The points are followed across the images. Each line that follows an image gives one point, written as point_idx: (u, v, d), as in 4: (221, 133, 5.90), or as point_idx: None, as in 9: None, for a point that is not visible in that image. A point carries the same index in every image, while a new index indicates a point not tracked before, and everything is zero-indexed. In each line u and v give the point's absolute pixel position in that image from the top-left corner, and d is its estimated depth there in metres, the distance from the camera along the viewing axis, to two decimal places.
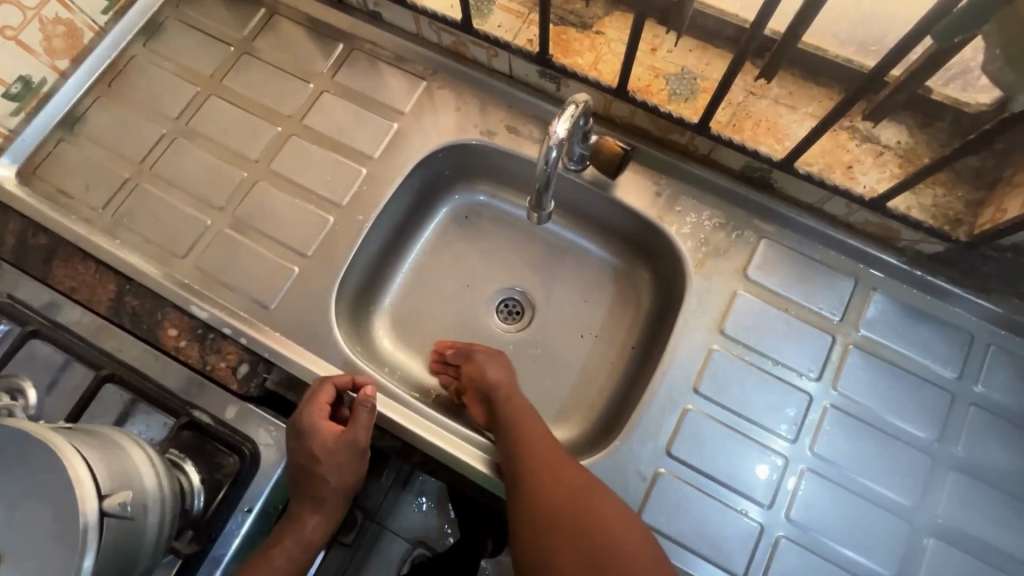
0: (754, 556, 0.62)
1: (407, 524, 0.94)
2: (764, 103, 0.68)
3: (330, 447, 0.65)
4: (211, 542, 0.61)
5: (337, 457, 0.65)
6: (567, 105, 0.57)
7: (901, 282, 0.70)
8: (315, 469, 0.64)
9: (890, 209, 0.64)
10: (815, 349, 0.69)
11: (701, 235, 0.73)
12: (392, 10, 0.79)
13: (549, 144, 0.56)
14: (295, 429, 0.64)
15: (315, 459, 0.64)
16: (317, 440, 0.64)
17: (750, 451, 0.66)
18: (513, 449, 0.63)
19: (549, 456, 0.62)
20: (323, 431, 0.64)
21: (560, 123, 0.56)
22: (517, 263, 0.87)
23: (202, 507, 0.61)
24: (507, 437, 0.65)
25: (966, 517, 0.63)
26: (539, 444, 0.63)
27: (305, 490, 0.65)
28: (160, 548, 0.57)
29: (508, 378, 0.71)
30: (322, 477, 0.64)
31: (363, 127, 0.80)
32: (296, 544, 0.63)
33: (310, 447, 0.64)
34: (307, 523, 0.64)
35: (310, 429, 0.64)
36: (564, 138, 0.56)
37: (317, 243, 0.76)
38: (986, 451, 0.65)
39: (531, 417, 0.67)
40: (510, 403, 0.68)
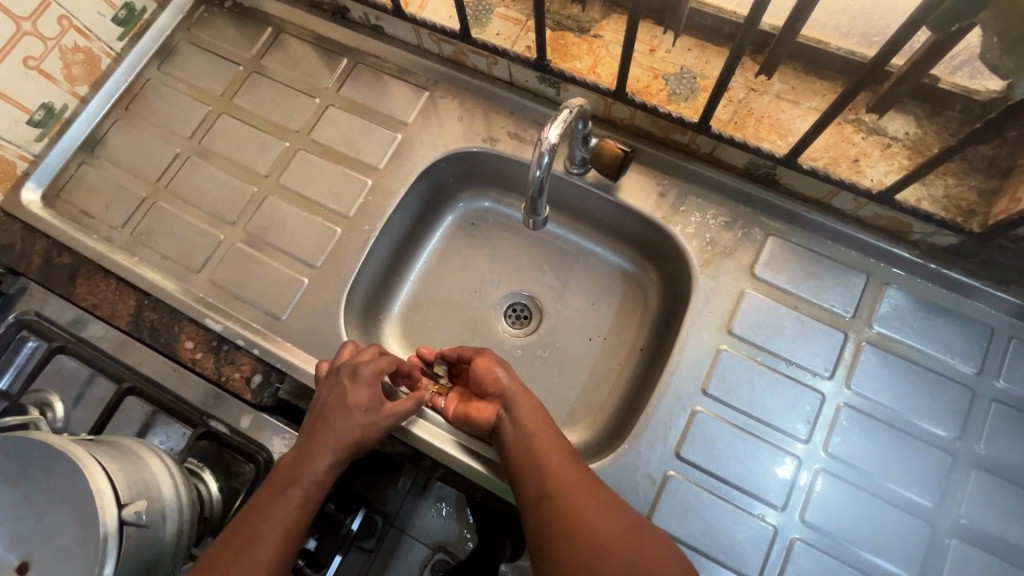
0: (768, 558, 0.61)
1: (427, 530, 0.96)
2: (766, 98, 0.67)
3: (371, 404, 0.65)
4: None
5: (370, 416, 0.65)
6: (561, 111, 0.57)
7: (915, 276, 0.68)
8: (351, 414, 0.63)
9: (899, 202, 0.62)
10: (827, 348, 0.67)
11: (706, 234, 0.72)
12: (393, 23, 0.80)
13: (541, 149, 0.56)
14: (354, 374, 0.66)
15: (353, 406, 0.64)
16: (363, 393, 0.65)
17: (762, 452, 0.65)
18: (536, 466, 0.61)
19: (564, 460, 0.61)
20: (371, 389, 0.66)
21: (551, 128, 0.56)
22: (524, 266, 0.87)
23: (219, 514, 0.65)
24: (527, 450, 0.62)
25: (989, 517, 0.61)
26: (562, 463, 0.60)
27: (328, 431, 0.63)
28: (181, 548, 0.59)
29: (520, 385, 0.69)
30: (351, 426, 0.63)
31: (367, 139, 0.81)
32: (311, 484, 0.60)
33: (355, 394, 0.65)
34: (320, 464, 0.61)
35: (363, 379, 0.66)
36: (556, 143, 0.56)
37: (325, 254, 0.78)
38: (1010, 448, 0.63)
39: (548, 430, 0.64)
40: (529, 412, 0.65)
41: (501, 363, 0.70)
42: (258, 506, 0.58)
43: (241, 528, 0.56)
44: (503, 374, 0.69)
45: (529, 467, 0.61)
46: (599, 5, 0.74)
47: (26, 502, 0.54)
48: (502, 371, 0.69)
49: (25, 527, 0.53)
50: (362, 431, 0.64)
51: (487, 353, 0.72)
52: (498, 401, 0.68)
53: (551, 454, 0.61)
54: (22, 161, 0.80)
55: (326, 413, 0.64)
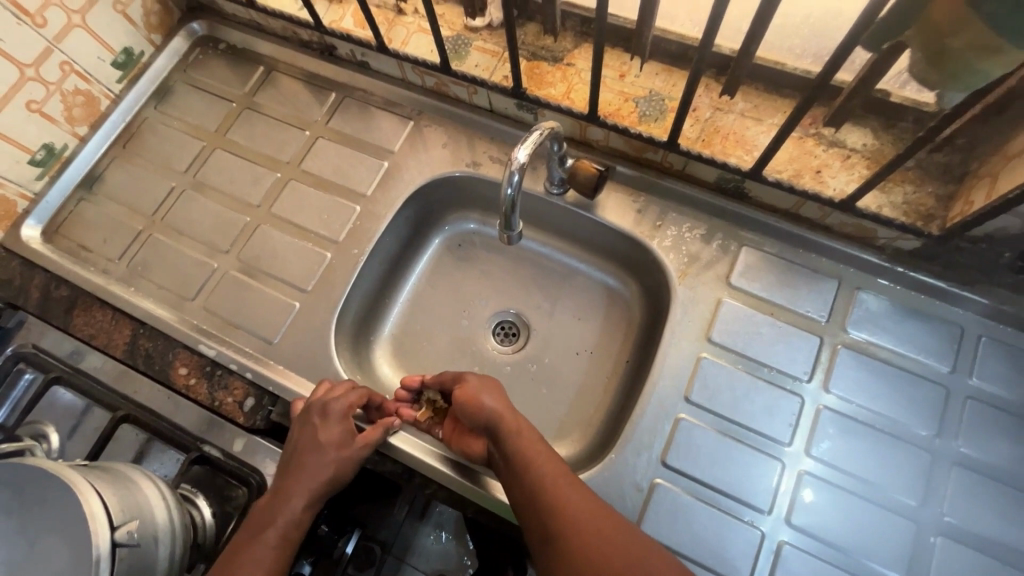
0: (757, 564, 0.62)
1: (427, 556, 0.94)
2: (731, 117, 0.71)
3: (344, 440, 0.67)
4: None
5: (343, 452, 0.67)
6: (531, 132, 0.61)
7: (884, 279, 0.71)
8: (323, 453, 0.65)
9: (860, 209, 0.65)
10: (804, 351, 0.69)
11: (682, 247, 0.75)
12: (378, 59, 0.85)
13: (511, 168, 0.59)
14: (324, 412, 0.67)
15: (327, 445, 0.66)
16: (335, 430, 0.67)
17: (747, 457, 0.66)
18: (538, 504, 0.60)
19: (569, 499, 0.59)
20: (343, 425, 0.68)
21: (521, 149, 0.59)
22: (511, 285, 0.90)
23: (213, 539, 0.67)
24: (525, 485, 0.62)
25: (972, 513, 0.62)
26: (559, 490, 0.60)
27: (301, 470, 0.64)
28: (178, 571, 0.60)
29: (507, 411, 0.68)
30: (324, 464, 0.65)
31: (356, 168, 0.85)
32: (287, 523, 0.61)
33: (327, 432, 0.66)
34: (295, 505, 0.62)
35: (334, 416, 0.67)
36: (525, 162, 0.59)
37: (316, 278, 0.79)
38: (986, 444, 0.64)
39: (549, 457, 0.63)
40: (520, 441, 0.65)
41: (495, 393, 0.69)
42: (238, 548, 0.60)
43: (224, 570, 0.58)
44: (488, 400, 0.68)
45: (531, 503, 0.61)
46: (571, 35, 0.78)
47: (20, 528, 0.55)
48: (480, 400, 0.68)
49: (18, 554, 0.54)
50: (335, 468, 0.66)
51: (471, 377, 0.72)
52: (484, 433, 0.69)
53: (556, 489, 0.60)
54: (22, 200, 0.83)
55: (300, 453, 0.66)
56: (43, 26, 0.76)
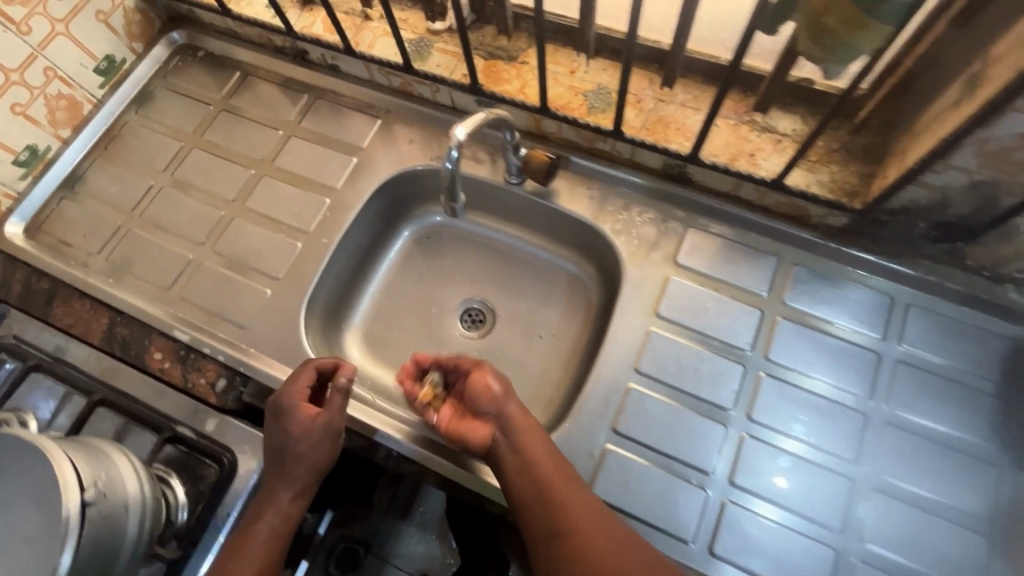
0: (702, 522, 0.65)
1: (410, 557, 0.98)
2: (672, 107, 0.76)
3: (308, 429, 0.68)
4: (194, 547, 0.67)
5: (310, 440, 0.68)
6: (472, 114, 0.64)
7: (819, 255, 0.75)
8: (292, 446, 0.67)
9: (789, 187, 0.70)
10: (746, 323, 0.73)
11: (632, 230, 0.79)
12: (347, 62, 0.90)
13: (450, 145, 0.63)
14: (278, 407, 0.69)
15: (292, 435, 0.67)
16: (294, 421, 0.68)
17: (693, 422, 0.69)
18: (544, 499, 0.61)
19: (572, 496, 0.61)
20: (302, 414, 0.68)
21: (459, 127, 0.62)
22: (477, 273, 0.94)
23: (186, 518, 0.68)
24: (531, 481, 0.63)
25: (903, 469, 0.66)
26: (564, 486, 0.62)
27: (282, 468, 0.67)
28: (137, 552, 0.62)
29: (519, 411, 0.69)
30: (299, 456, 0.67)
31: (326, 163, 0.89)
32: (276, 518, 0.66)
33: (288, 425, 0.67)
34: (282, 499, 0.67)
35: (290, 408, 0.69)
36: (464, 140, 0.63)
37: (287, 266, 0.83)
38: (915, 404, 0.68)
39: (551, 452, 0.65)
40: (528, 435, 0.66)
41: (509, 395, 0.70)
42: (231, 546, 0.64)
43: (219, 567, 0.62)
44: (502, 400, 0.69)
45: (536, 499, 0.62)
46: (524, 36, 0.83)
47: None
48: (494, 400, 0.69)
49: None
50: (309, 458, 0.68)
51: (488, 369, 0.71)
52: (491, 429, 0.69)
53: (560, 486, 0.62)
54: (6, 199, 0.87)
55: (274, 451, 0.67)
56: (27, 33, 0.80)
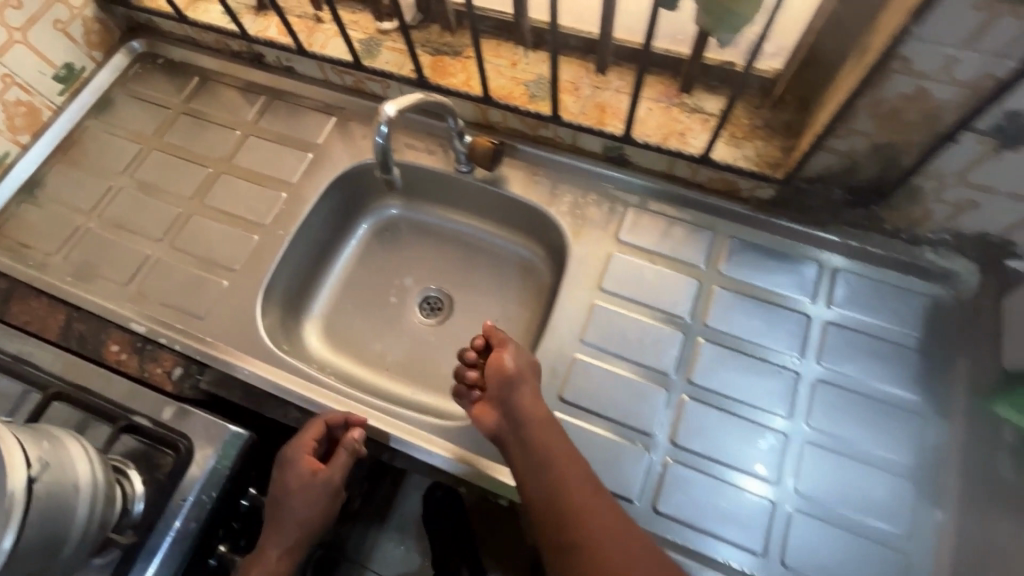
0: (644, 480, 0.67)
1: (387, 562, 1.02)
2: (608, 93, 0.81)
3: (307, 482, 0.68)
4: (149, 533, 0.67)
5: (308, 494, 0.68)
6: (405, 94, 0.69)
7: (752, 227, 0.79)
8: (289, 500, 0.68)
9: (716, 162, 0.75)
10: (685, 293, 0.77)
11: (577, 211, 0.83)
12: (303, 63, 0.94)
13: (379, 120, 0.68)
14: (284, 456, 0.70)
15: (291, 488, 0.68)
16: (293, 477, 0.68)
17: (637, 388, 0.72)
18: (557, 506, 0.62)
19: (582, 503, 0.62)
20: (304, 467, 0.68)
21: (388, 105, 0.68)
22: (434, 263, 0.97)
23: (142, 508, 0.69)
24: (545, 485, 0.63)
25: (834, 422, 0.69)
26: (577, 490, 0.62)
27: (276, 522, 0.68)
28: (84, 539, 0.61)
29: (534, 401, 0.69)
30: (294, 511, 0.68)
31: (283, 159, 0.92)
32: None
33: (290, 477, 0.68)
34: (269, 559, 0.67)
35: (295, 460, 0.69)
36: (394, 116, 0.68)
37: (243, 258, 0.85)
38: (845, 361, 0.72)
39: (565, 452, 0.65)
40: (542, 432, 0.66)
41: (526, 376, 0.70)
42: None
43: None
44: (518, 386, 0.69)
45: (550, 507, 0.63)
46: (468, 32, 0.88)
47: None
48: (506, 379, 0.69)
49: None
50: (304, 514, 0.68)
51: (508, 347, 0.72)
52: (501, 409, 0.69)
53: (572, 491, 0.62)
54: None
55: (275, 500, 0.69)
56: None
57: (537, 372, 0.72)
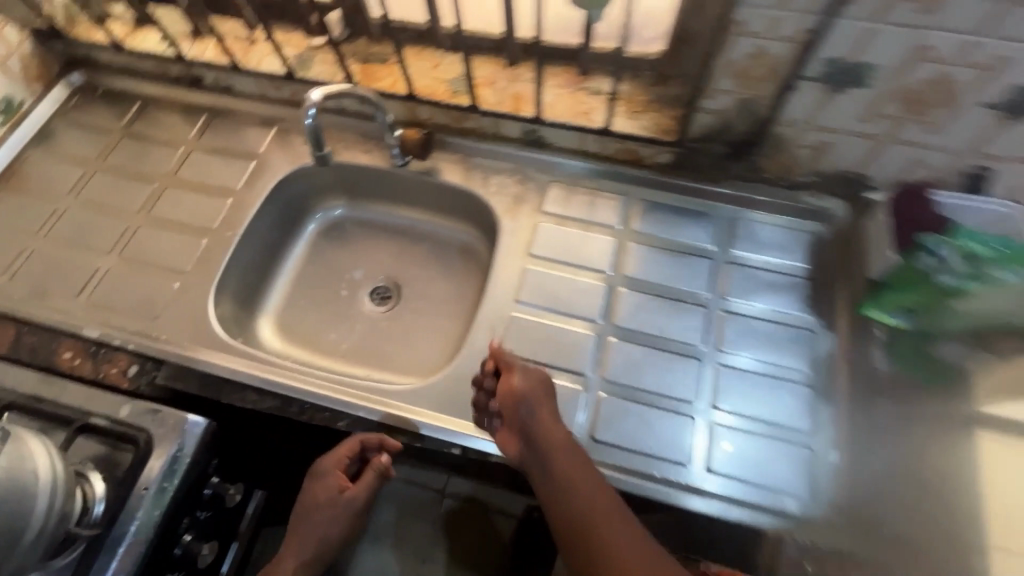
0: (582, 412, 0.73)
1: None
2: (521, 83, 0.90)
3: (332, 498, 0.74)
4: (112, 524, 0.69)
5: (334, 509, 0.74)
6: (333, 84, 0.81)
7: (658, 189, 0.89)
8: (315, 512, 0.74)
9: (616, 133, 0.86)
10: (606, 250, 0.86)
11: (504, 190, 0.92)
12: (241, 81, 1.00)
13: (308, 105, 0.80)
14: (316, 468, 0.75)
15: (316, 500, 0.74)
16: (320, 489, 0.74)
17: (570, 334, 0.79)
18: (580, 528, 0.62)
19: (604, 524, 0.61)
20: (332, 481, 0.74)
21: (314, 90, 0.79)
22: (380, 255, 1.03)
23: (105, 506, 0.69)
24: (568, 508, 0.63)
25: (744, 343, 0.77)
26: (598, 513, 0.62)
27: (300, 530, 0.74)
28: (45, 535, 0.62)
29: (552, 425, 0.67)
30: (317, 523, 0.74)
31: (227, 169, 0.97)
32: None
33: (320, 488, 0.74)
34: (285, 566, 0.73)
35: (324, 472, 0.75)
36: (319, 101, 0.80)
37: (193, 261, 0.89)
38: (750, 291, 0.81)
39: (585, 474, 0.64)
40: (562, 454, 0.65)
41: (541, 396, 0.69)
42: None
43: None
44: (537, 407, 0.68)
45: (573, 530, 0.62)
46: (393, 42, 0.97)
47: None
48: (524, 403, 0.67)
49: None
50: (328, 525, 0.74)
51: (517, 369, 0.70)
52: (523, 435, 0.68)
53: (593, 514, 0.62)
54: None
55: (302, 508, 0.75)
56: None
57: (547, 389, 0.71)
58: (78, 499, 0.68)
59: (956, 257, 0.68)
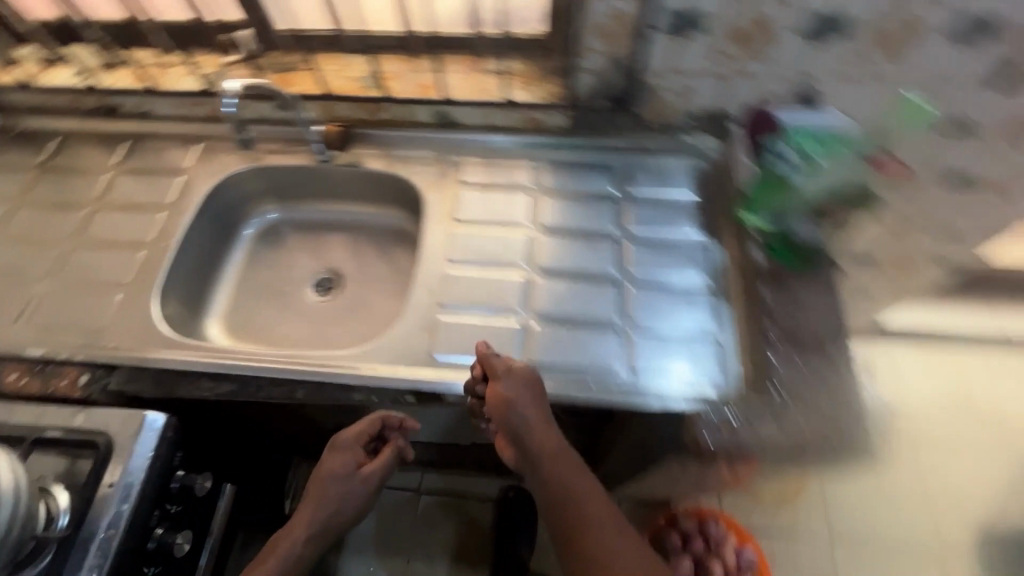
0: (519, 343, 0.82)
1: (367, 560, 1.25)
2: (426, 73, 1.00)
3: (350, 472, 0.82)
4: (82, 524, 0.69)
5: (351, 481, 0.82)
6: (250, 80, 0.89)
7: (561, 148, 1.00)
8: (333, 481, 0.81)
9: (517, 103, 0.96)
10: (522, 207, 0.95)
11: (425, 170, 1.00)
12: (160, 103, 1.05)
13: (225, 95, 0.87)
14: (334, 443, 0.84)
15: (333, 473, 0.81)
16: (338, 461, 0.82)
17: (500, 280, 0.88)
18: (568, 526, 0.69)
19: (591, 527, 0.67)
20: (351, 455, 0.83)
21: (232, 82, 0.87)
22: (317, 251, 1.09)
23: (71, 513, 0.69)
24: (559, 508, 0.70)
25: (653, 263, 0.88)
26: (586, 515, 0.68)
27: (315, 499, 0.80)
28: (11, 543, 0.61)
29: (542, 432, 0.73)
30: (334, 492, 0.80)
31: (156, 186, 1.01)
32: (291, 548, 0.77)
33: (337, 461, 0.82)
34: (298, 535, 0.77)
35: (344, 446, 0.83)
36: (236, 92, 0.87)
37: (133, 273, 0.92)
38: (651, 221, 0.92)
39: (574, 476, 0.71)
40: (552, 459, 0.71)
41: (529, 398, 0.73)
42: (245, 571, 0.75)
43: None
44: (526, 411, 0.72)
45: (563, 527, 0.69)
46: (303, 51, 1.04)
47: None
48: (511, 412, 0.72)
49: None
50: (344, 495, 0.81)
51: (503, 377, 0.73)
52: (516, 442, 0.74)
53: (580, 514, 0.68)
54: None
55: (316, 480, 0.82)
56: None
57: (536, 391, 0.74)
58: (41, 514, 0.68)
59: (792, 153, 0.79)
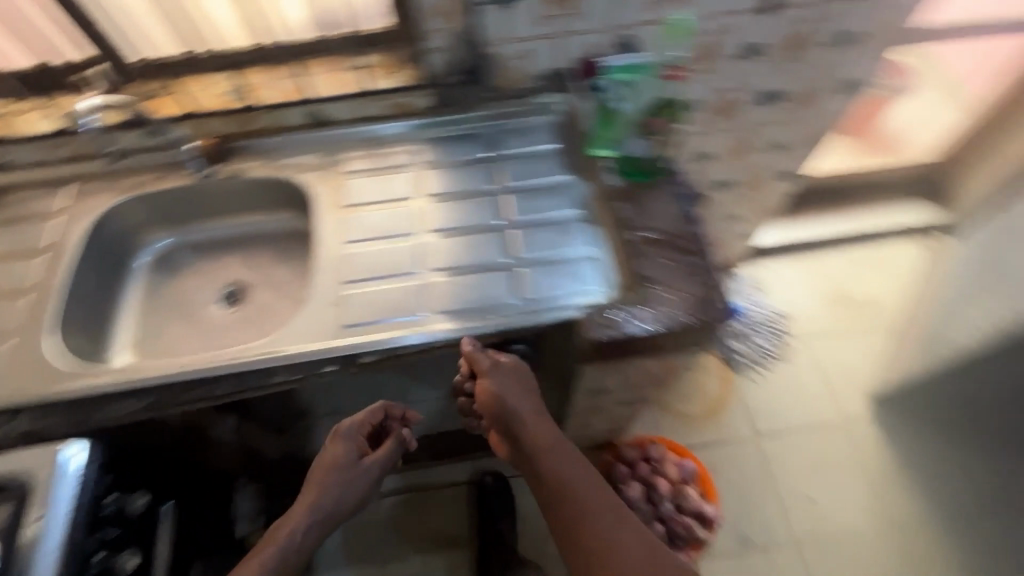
0: (422, 298, 0.89)
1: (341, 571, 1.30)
2: (289, 78, 1.05)
3: (354, 459, 0.88)
4: (14, 564, 0.68)
5: (355, 467, 0.87)
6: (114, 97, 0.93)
7: (432, 126, 1.09)
8: (337, 467, 0.86)
9: (380, 91, 1.04)
10: (405, 182, 1.03)
11: (307, 169, 1.06)
12: (18, 152, 1.03)
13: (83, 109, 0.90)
14: (337, 432, 0.91)
15: (337, 459, 0.87)
16: (341, 447, 0.89)
17: (395, 249, 0.95)
18: (559, 501, 0.79)
19: (580, 499, 0.78)
20: (354, 442, 0.90)
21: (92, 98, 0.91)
22: (218, 269, 1.11)
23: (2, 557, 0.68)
24: (550, 489, 0.80)
25: (529, 207, 0.98)
26: (575, 491, 0.79)
27: (319, 483, 0.84)
28: None
29: (533, 422, 0.85)
30: (338, 476, 0.85)
31: (29, 233, 0.99)
32: (290, 534, 0.79)
33: (338, 449, 0.88)
34: (296, 523, 0.80)
35: (347, 433, 0.90)
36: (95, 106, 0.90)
37: (20, 319, 0.90)
38: (521, 172, 1.03)
39: (565, 457, 0.82)
40: (544, 445, 0.83)
41: (516, 390, 0.87)
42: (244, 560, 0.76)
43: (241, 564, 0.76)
44: (513, 401, 0.86)
45: (553, 504, 0.79)
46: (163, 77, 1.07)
47: None
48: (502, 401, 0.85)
49: None
50: (348, 479, 0.86)
51: (490, 372, 0.86)
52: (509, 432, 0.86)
53: (570, 489, 0.79)
54: None
55: (318, 469, 0.86)
56: None
57: (520, 377, 0.88)
58: None
59: (611, 86, 1.01)
